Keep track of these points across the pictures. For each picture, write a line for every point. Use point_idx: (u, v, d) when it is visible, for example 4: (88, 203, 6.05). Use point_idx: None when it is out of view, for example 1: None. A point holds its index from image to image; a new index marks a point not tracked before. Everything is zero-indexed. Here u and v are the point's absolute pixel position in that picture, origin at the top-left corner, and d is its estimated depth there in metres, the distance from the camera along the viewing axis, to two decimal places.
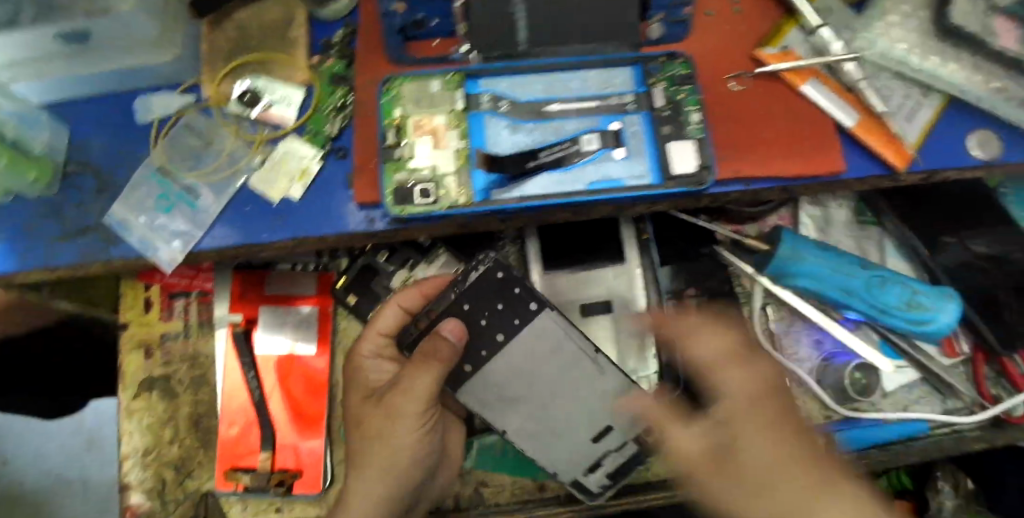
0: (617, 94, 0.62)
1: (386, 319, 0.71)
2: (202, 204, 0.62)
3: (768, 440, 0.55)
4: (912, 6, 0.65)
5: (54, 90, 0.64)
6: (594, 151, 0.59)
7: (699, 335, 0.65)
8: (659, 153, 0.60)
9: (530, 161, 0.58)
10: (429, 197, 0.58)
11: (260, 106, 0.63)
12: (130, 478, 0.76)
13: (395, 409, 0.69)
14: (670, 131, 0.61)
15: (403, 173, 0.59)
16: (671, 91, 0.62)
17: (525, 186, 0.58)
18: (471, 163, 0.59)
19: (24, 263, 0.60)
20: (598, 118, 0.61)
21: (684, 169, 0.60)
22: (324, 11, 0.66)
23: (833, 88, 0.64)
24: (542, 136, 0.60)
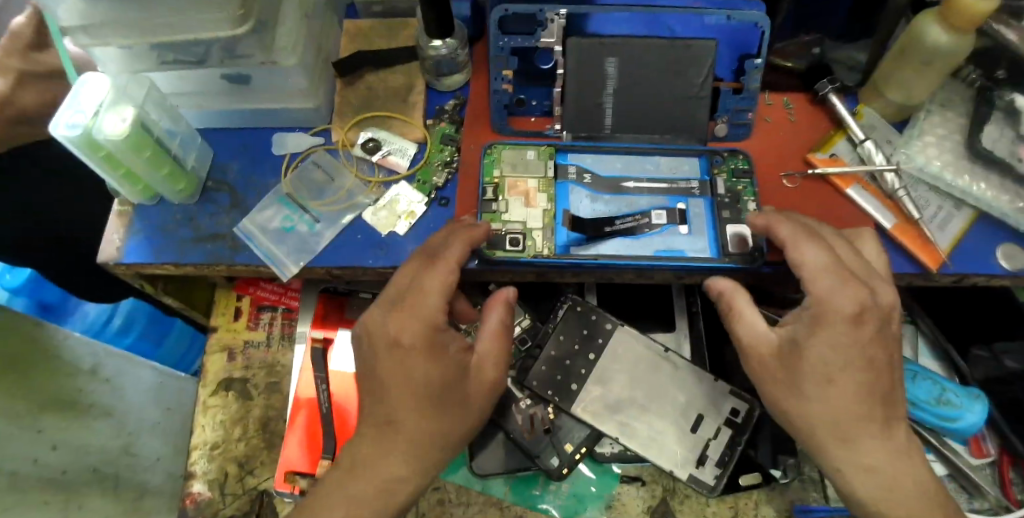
0: (684, 179, 0.71)
1: (437, 279, 0.59)
2: (319, 228, 0.71)
3: (830, 359, 0.56)
4: (945, 130, 0.76)
5: (208, 116, 0.76)
6: (662, 225, 0.68)
7: (800, 244, 0.59)
8: (718, 234, 0.68)
9: (608, 225, 0.67)
10: (518, 245, 0.67)
11: (380, 153, 0.73)
12: (195, 468, 0.83)
13: (478, 379, 0.60)
14: (728, 216, 0.68)
15: (497, 223, 0.68)
16: (730, 182, 0.70)
17: (601, 245, 0.67)
18: (556, 221, 0.68)
19: (161, 258, 0.71)
20: (666, 198, 0.70)
21: (742, 251, 0.67)
22: (440, 83, 0.77)
23: (875, 194, 0.73)
24: (616, 207, 0.69)
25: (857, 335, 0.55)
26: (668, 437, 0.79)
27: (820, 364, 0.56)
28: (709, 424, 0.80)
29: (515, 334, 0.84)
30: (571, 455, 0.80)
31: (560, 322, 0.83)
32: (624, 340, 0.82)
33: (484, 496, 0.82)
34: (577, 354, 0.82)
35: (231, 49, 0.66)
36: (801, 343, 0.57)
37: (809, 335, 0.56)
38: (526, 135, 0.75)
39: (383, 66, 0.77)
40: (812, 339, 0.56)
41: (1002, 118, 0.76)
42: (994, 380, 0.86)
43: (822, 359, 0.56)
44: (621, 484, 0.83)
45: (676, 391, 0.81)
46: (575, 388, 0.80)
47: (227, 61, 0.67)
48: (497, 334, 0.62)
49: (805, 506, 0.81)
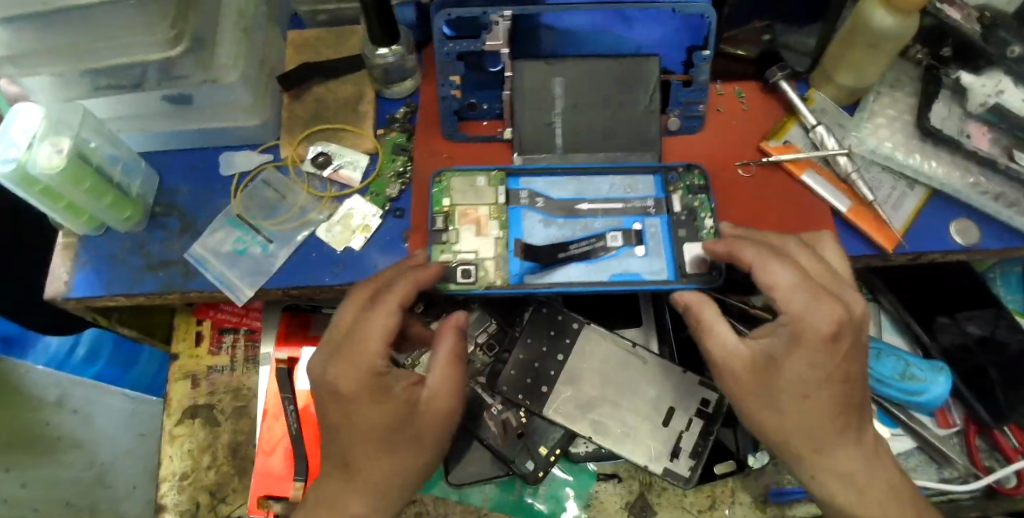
0: (639, 198, 0.69)
1: (380, 322, 0.57)
2: (273, 249, 0.70)
3: (806, 377, 0.55)
4: (896, 110, 0.78)
5: (151, 138, 0.73)
6: (618, 247, 0.66)
7: (768, 264, 0.57)
8: (676, 255, 0.66)
9: (561, 252, 0.65)
10: (470, 278, 0.64)
11: (331, 167, 0.72)
12: (165, 501, 0.81)
13: (434, 413, 0.59)
14: (685, 234, 0.67)
15: (448, 255, 0.66)
16: (687, 199, 0.68)
17: (556, 272, 0.64)
18: (509, 251, 0.66)
19: (111, 290, 0.69)
20: (622, 219, 0.68)
21: (700, 271, 0.65)
22: (390, 92, 0.76)
23: (830, 179, 0.74)
24: (571, 231, 0.67)
25: (831, 353, 0.54)
26: (641, 432, 0.79)
27: (793, 379, 0.55)
28: (682, 416, 0.80)
29: (483, 339, 0.85)
30: (547, 458, 0.80)
31: (527, 322, 0.82)
32: (592, 337, 0.82)
33: (462, 505, 0.82)
34: (546, 356, 0.81)
35: (167, 71, 0.63)
36: (779, 359, 0.56)
37: (786, 353, 0.55)
38: (479, 142, 0.73)
39: (330, 78, 0.75)
40: (790, 358, 0.55)
41: (950, 96, 0.77)
42: (959, 348, 0.87)
43: (798, 378, 0.55)
44: (598, 482, 0.83)
45: (647, 386, 0.81)
46: (545, 390, 0.80)
47: (164, 82, 0.64)
48: (448, 366, 0.60)
49: (780, 490, 0.82)
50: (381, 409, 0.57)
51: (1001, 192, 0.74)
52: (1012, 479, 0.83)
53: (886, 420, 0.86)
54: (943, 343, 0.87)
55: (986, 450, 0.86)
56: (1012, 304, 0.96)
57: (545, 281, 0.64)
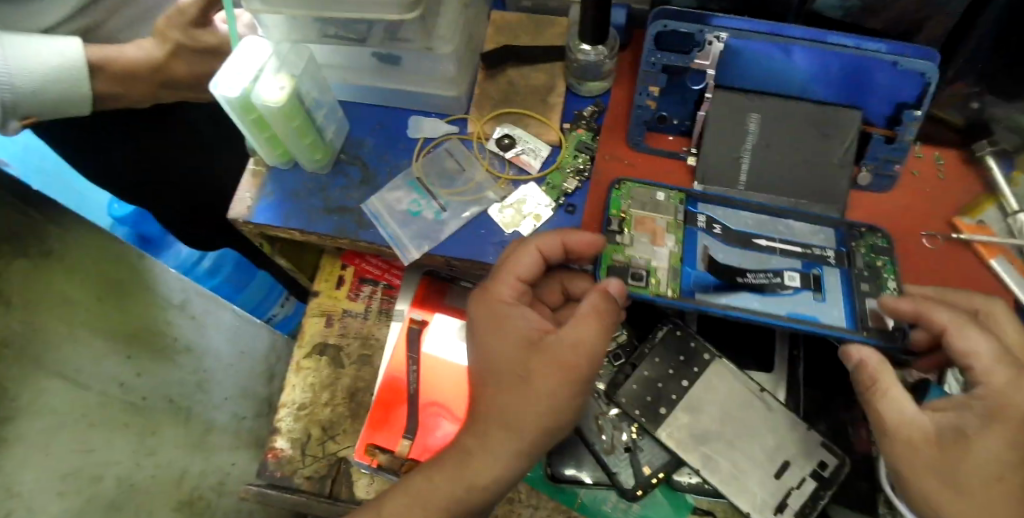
0: (818, 246, 0.67)
1: (522, 258, 0.63)
2: (444, 217, 0.72)
3: (1002, 461, 0.51)
4: None
5: (354, 91, 0.77)
6: (795, 288, 0.64)
7: (966, 332, 0.57)
8: (854, 307, 0.64)
9: (740, 276, 0.63)
10: (641, 281, 0.65)
11: (513, 151, 0.73)
12: (281, 424, 0.86)
13: (556, 362, 0.57)
14: (869, 289, 0.64)
15: (620, 256, 0.67)
16: (869, 256, 0.66)
17: (728, 297, 0.63)
18: (681, 264, 0.65)
19: (288, 223, 0.74)
20: (799, 262, 0.66)
21: (882, 328, 0.63)
22: (582, 89, 0.76)
23: (1021, 269, 0.69)
24: (747, 262, 0.65)
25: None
26: (751, 477, 0.77)
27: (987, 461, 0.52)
28: (797, 474, 0.78)
29: (611, 349, 0.84)
30: (649, 478, 0.79)
31: (659, 342, 0.82)
32: (720, 371, 0.81)
33: (555, 502, 0.82)
34: (670, 378, 0.80)
35: (392, 31, 0.67)
36: (972, 436, 0.53)
37: (980, 429, 0.53)
38: (659, 155, 0.73)
39: (526, 64, 0.77)
40: (987, 435, 0.52)
41: None
42: None
43: (992, 457, 0.51)
44: (694, 515, 0.81)
45: (768, 438, 0.79)
46: (664, 412, 0.79)
47: (385, 41, 0.68)
48: (587, 323, 0.57)
49: None
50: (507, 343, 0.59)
51: None
52: None
53: None
54: None
55: None
56: None
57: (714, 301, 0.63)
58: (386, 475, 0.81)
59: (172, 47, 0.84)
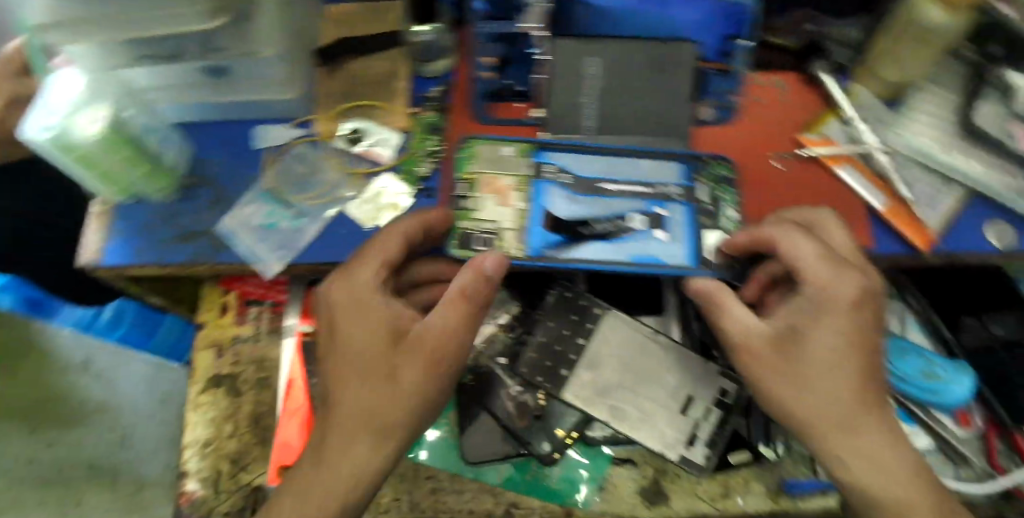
0: (665, 183, 0.67)
1: (388, 242, 0.62)
2: (303, 223, 0.70)
3: (833, 344, 0.55)
4: (938, 108, 0.76)
5: (189, 111, 0.73)
6: (639, 230, 0.65)
7: (792, 238, 0.58)
8: (696, 242, 0.65)
9: (582, 227, 0.65)
10: (488, 247, 0.65)
11: (363, 145, 0.72)
12: (188, 466, 0.83)
13: (422, 346, 0.59)
14: (708, 221, 0.66)
15: (468, 222, 0.66)
16: (713, 189, 0.68)
17: (575, 248, 0.64)
18: (527, 224, 0.66)
19: (144, 259, 0.70)
20: (645, 202, 0.66)
21: (723, 258, 0.66)
22: (427, 70, 0.74)
23: (866, 174, 0.72)
24: (592, 209, 0.66)
25: (858, 324, 0.56)
26: (658, 419, 0.80)
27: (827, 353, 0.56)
28: (700, 408, 0.81)
29: (504, 321, 0.86)
30: (563, 440, 0.82)
31: (550, 306, 0.84)
32: (615, 324, 0.84)
33: (478, 483, 0.83)
34: (568, 339, 0.83)
35: (208, 43, 0.63)
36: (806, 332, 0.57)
37: (812, 322, 0.57)
38: (506, 125, 0.72)
39: (366, 54, 0.75)
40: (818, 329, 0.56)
41: (996, 97, 0.75)
42: (980, 347, 0.90)
43: (827, 347, 0.55)
44: (613, 466, 0.84)
45: (665, 382, 0.82)
46: (564, 374, 0.81)
47: (204, 54, 0.64)
48: (455, 306, 0.60)
49: (794, 481, 0.84)
50: (376, 331, 0.61)
51: None
52: None
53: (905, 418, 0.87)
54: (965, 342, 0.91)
55: (1005, 452, 0.86)
56: None
57: (562, 255, 0.64)
58: None
59: (7, 99, 0.78)
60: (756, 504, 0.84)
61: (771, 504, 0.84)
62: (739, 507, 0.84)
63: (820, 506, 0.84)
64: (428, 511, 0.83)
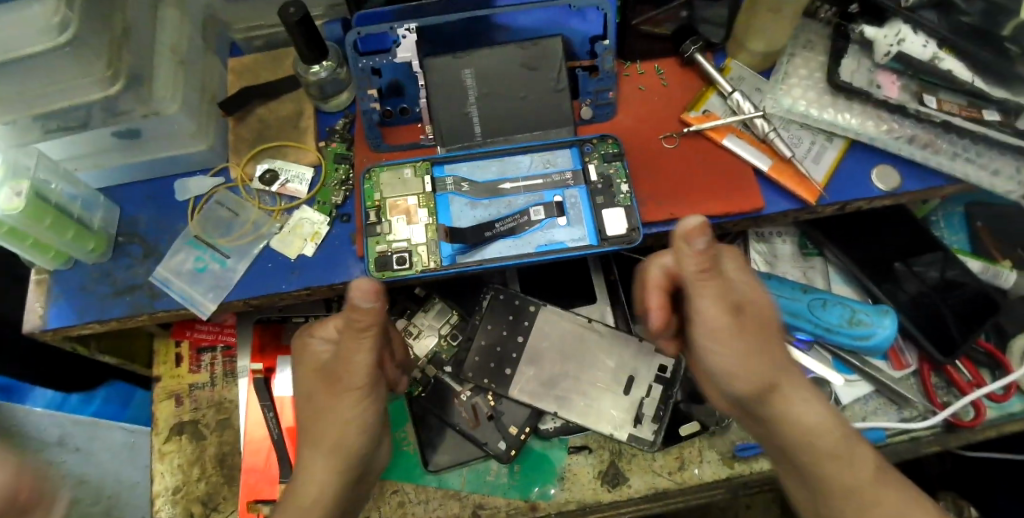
0: (558, 172, 0.74)
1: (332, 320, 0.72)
2: (230, 264, 0.74)
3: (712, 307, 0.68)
4: (808, 70, 0.82)
5: (109, 175, 0.77)
6: (541, 220, 0.72)
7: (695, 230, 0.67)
8: (595, 220, 0.72)
9: (488, 230, 0.71)
10: (405, 263, 0.71)
11: (278, 182, 0.77)
12: (161, 515, 0.85)
13: (344, 383, 0.71)
14: (603, 201, 0.73)
15: (383, 244, 0.72)
16: (603, 166, 0.74)
17: (486, 249, 0.71)
18: (439, 236, 0.72)
19: (85, 318, 0.73)
20: (543, 193, 0.74)
21: (618, 232, 0.71)
22: (327, 106, 0.80)
23: (750, 140, 0.78)
24: (496, 210, 0.73)
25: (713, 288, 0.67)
26: (603, 402, 0.84)
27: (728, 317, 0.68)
28: (642, 385, 0.85)
29: (446, 331, 0.90)
30: (517, 435, 0.85)
31: (485, 310, 0.88)
32: (549, 318, 0.87)
33: (442, 490, 0.85)
34: (506, 338, 0.86)
35: (111, 109, 0.68)
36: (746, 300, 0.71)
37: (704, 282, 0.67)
38: (402, 149, 0.77)
39: (270, 99, 0.80)
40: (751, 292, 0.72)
41: (859, 50, 0.81)
42: (918, 292, 0.90)
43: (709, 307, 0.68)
44: (570, 455, 0.87)
45: (605, 364, 0.85)
46: (508, 372, 0.85)
47: (109, 119, 0.69)
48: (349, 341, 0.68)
49: (746, 444, 0.86)
50: (309, 368, 0.75)
51: (915, 134, 0.79)
52: (970, 411, 0.89)
53: (842, 368, 0.92)
54: (903, 289, 0.90)
55: (942, 386, 0.91)
56: (956, 245, 1.00)
57: (473, 259, 0.70)
58: None
59: None
60: (713, 471, 0.86)
61: (728, 470, 0.86)
62: (697, 476, 0.86)
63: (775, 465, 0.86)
64: None
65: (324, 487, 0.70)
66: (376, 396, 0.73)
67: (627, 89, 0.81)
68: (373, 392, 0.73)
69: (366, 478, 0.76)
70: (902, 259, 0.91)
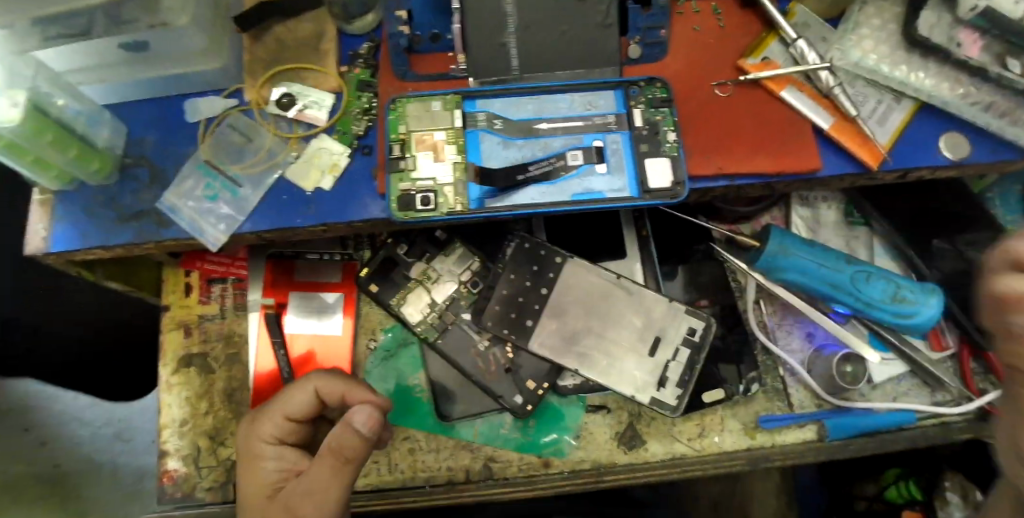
0: (600, 115, 0.68)
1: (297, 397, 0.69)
2: (243, 193, 0.70)
3: None
4: (881, 21, 0.73)
5: (115, 91, 0.72)
6: (579, 166, 0.66)
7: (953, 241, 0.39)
8: (636, 169, 0.67)
9: (520, 174, 0.65)
10: (429, 204, 0.66)
11: (295, 108, 0.71)
12: (168, 446, 0.84)
13: (299, 514, 0.61)
14: (647, 149, 0.67)
15: (406, 182, 0.67)
16: (649, 113, 0.68)
17: (516, 195, 0.65)
18: (467, 176, 0.67)
19: (91, 243, 0.69)
20: (582, 136, 0.68)
21: (660, 184, 0.66)
22: (351, 27, 0.73)
23: (811, 94, 0.71)
24: (530, 152, 0.67)
25: None
26: (626, 363, 0.80)
27: None
28: (669, 348, 0.81)
29: (466, 278, 0.86)
30: (534, 391, 0.82)
31: (509, 259, 0.83)
32: (575, 271, 0.83)
33: (454, 441, 0.83)
34: (529, 290, 0.82)
35: (114, 16, 0.62)
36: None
37: None
38: (431, 80, 0.70)
39: (290, 17, 0.74)
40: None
41: (939, 5, 0.71)
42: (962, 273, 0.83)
43: None
44: (587, 414, 0.84)
45: (631, 324, 0.81)
46: (529, 324, 0.81)
47: (113, 28, 0.63)
48: (325, 465, 0.61)
49: (770, 415, 0.83)
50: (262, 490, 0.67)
51: (993, 101, 0.71)
52: None
53: (878, 345, 0.85)
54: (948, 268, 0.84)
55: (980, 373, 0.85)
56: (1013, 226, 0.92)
57: (503, 204, 0.65)
58: None
59: None
60: (734, 441, 0.83)
61: (750, 440, 0.83)
62: (717, 445, 0.83)
63: (798, 439, 0.83)
64: (406, 472, 0.82)
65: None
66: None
67: (680, 29, 0.74)
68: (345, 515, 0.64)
69: None
70: (947, 237, 0.85)
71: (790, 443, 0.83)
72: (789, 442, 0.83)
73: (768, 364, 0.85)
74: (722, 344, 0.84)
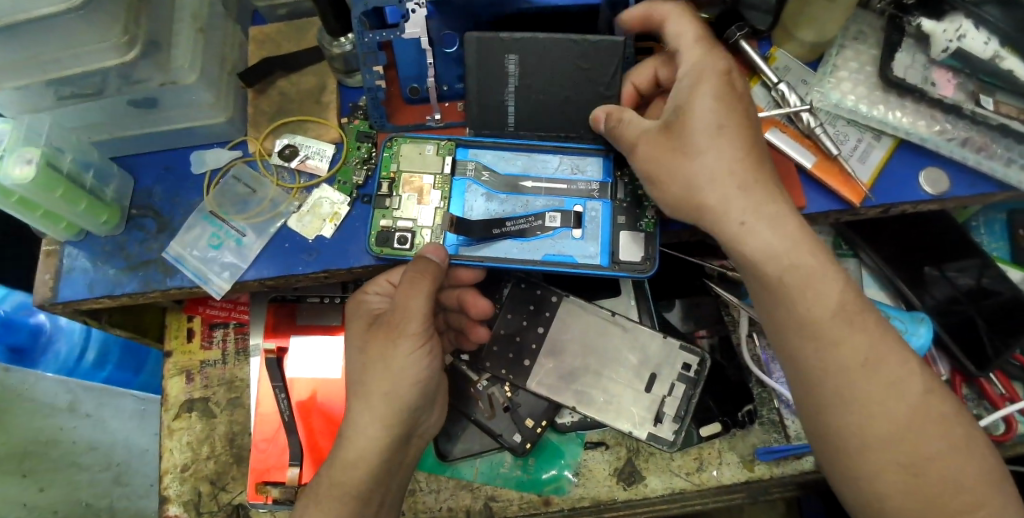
0: (585, 180, 0.71)
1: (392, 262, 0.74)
2: (247, 241, 0.72)
3: (711, 104, 0.61)
4: (859, 63, 0.77)
5: (122, 146, 0.74)
6: (555, 227, 0.69)
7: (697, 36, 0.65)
8: (610, 238, 0.70)
9: (497, 228, 0.69)
10: (405, 244, 0.69)
11: (298, 158, 0.74)
12: (169, 492, 0.84)
13: (394, 328, 0.69)
14: (625, 221, 0.70)
15: (387, 219, 0.70)
16: (633, 185, 0.71)
17: (493, 246, 0.69)
18: (444, 222, 0.70)
19: (97, 292, 0.71)
20: (563, 200, 0.71)
21: (630, 257, 0.69)
22: (350, 80, 0.76)
23: (793, 135, 0.74)
24: (511, 207, 0.70)
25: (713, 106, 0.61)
26: (624, 399, 0.82)
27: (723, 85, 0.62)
28: (666, 385, 0.82)
29: None
30: (533, 429, 0.83)
31: (507, 299, 0.85)
32: (571, 310, 0.84)
33: (455, 480, 0.84)
34: (527, 330, 0.84)
35: (126, 76, 0.64)
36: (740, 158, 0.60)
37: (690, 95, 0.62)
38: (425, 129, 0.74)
39: (293, 72, 0.77)
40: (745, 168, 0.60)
41: (913, 45, 0.75)
42: (949, 301, 0.86)
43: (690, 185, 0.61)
44: (587, 451, 0.85)
45: (629, 362, 0.83)
46: (528, 363, 0.83)
47: (124, 87, 0.66)
48: (409, 290, 0.67)
49: (768, 448, 0.83)
50: (359, 322, 0.73)
51: (969, 137, 0.74)
52: (1001, 426, 0.85)
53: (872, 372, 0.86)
54: (932, 298, 0.86)
55: (973, 398, 0.87)
56: (996, 254, 0.94)
57: (478, 253, 0.69)
58: (283, 506, 0.81)
59: None
60: (732, 475, 0.84)
61: (748, 474, 0.83)
62: (716, 479, 0.84)
63: (795, 470, 0.83)
64: (406, 513, 0.83)
65: (366, 451, 0.66)
66: (433, 349, 0.70)
67: None
68: (429, 343, 0.70)
69: (410, 439, 0.72)
70: (934, 263, 0.87)
71: (787, 475, 0.83)
72: (788, 473, 0.83)
73: (764, 396, 0.86)
74: (720, 368, 0.86)
